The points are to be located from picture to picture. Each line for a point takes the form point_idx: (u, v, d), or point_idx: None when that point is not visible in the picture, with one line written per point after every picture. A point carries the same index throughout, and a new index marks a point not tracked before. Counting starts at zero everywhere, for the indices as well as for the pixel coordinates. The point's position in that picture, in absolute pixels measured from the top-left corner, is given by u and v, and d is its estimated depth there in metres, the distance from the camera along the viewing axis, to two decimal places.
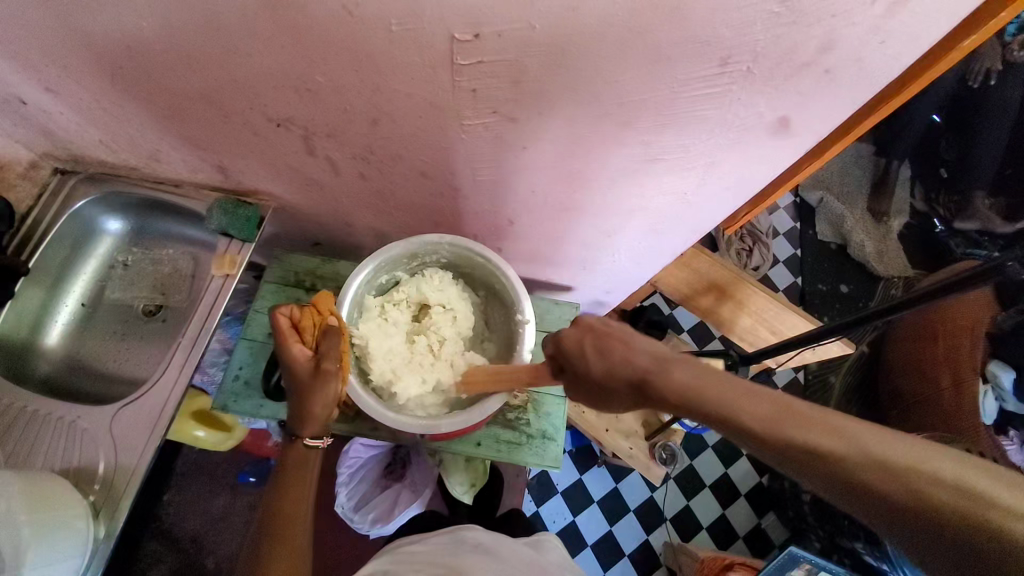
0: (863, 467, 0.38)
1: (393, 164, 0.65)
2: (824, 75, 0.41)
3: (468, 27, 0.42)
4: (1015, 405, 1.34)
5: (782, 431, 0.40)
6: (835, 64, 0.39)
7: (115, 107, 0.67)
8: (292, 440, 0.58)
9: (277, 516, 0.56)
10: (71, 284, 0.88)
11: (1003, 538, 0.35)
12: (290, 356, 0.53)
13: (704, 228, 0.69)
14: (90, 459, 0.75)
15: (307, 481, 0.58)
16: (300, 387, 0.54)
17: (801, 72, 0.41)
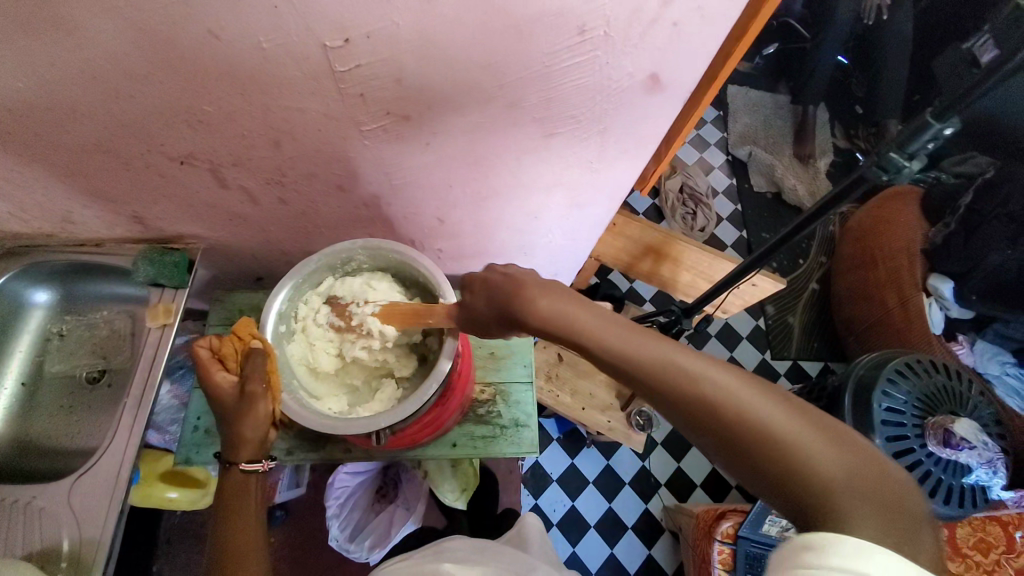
0: (731, 417, 0.40)
1: (308, 183, 0.66)
2: (674, 28, 0.44)
3: (336, 33, 0.43)
4: (960, 312, 1.33)
5: (663, 368, 0.42)
6: (680, 17, 0.42)
7: (11, 175, 0.65)
8: (230, 467, 0.60)
9: (225, 549, 0.56)
10: (6, 366, 0.85)
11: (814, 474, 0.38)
12: (214, 382, 0.59)
13: (620, 194, 0.72)
14: (53, 537, 0.72)
15: (248, 509, 0.58)
16: (230, 411, 0.58)
17: (652, 27, 0.43)
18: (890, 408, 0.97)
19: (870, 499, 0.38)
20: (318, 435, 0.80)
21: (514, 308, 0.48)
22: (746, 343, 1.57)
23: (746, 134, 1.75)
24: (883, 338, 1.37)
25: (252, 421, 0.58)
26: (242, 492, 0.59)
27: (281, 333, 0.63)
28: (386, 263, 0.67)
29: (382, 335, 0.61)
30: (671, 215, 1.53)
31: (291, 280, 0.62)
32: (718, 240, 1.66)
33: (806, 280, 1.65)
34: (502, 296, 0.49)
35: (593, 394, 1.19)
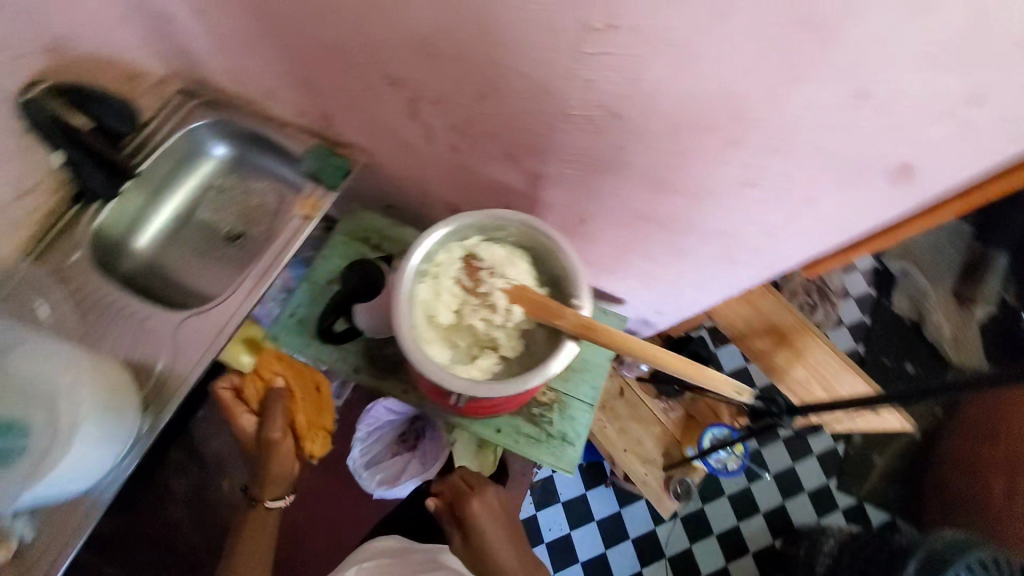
0: None
1: (486, 141, 0.68)
2: (967, 128, 0.39)
3: (604, 17, 0.43)
4: None
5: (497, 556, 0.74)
6: (980, 118, 0.38)
7: (251, 42, 0.73)
8: (257, 504, 0.89)
9: (250, 535, 0.88)
10: (169, 197, 0.95)
11: None
12: (243, 424, 0.93)
13: (780, 267, 0.67)
14: (149, 356, 0.79)
15: (263, 534, 0.89)
16: (262, 455, 0.87)
17: (939, 119, 0.39)
18: None
19: None
20: (386, 364, 0.89)
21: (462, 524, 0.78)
22: (812, 459, 1.44)
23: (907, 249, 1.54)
24: (976, 523, 1.19)
25: (275, 464, 0.87)
26: (260, 520, 0.89)
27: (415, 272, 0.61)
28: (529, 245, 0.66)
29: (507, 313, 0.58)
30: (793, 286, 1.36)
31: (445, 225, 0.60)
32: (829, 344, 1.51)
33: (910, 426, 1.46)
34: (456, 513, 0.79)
35: (641, 441, 1.14)
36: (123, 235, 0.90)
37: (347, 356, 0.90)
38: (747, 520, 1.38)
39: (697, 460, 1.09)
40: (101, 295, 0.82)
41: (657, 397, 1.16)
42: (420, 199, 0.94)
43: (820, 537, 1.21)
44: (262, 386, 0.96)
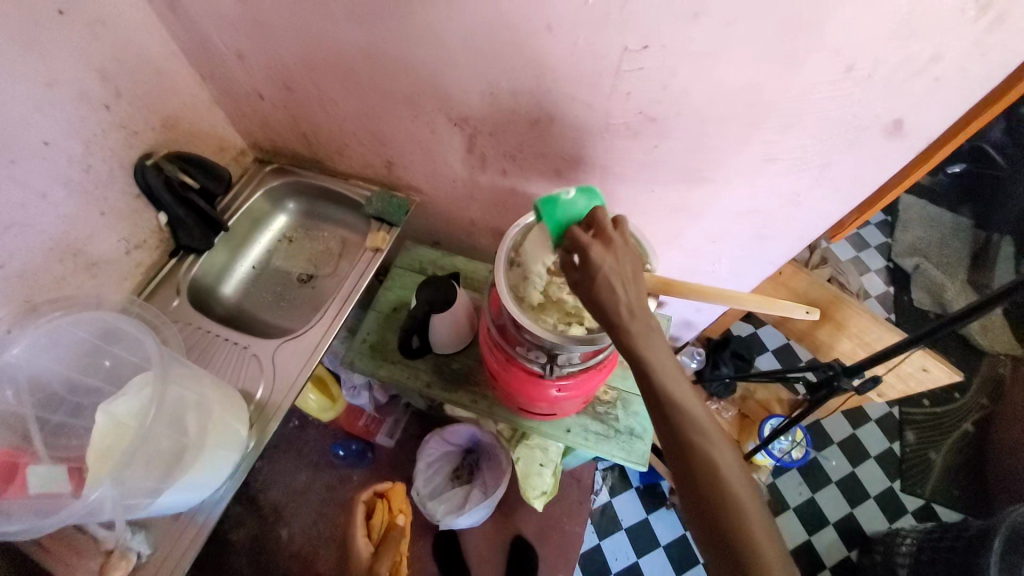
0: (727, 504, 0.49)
1: (536, 160, 0.79)
2: (895, 134, 0.57)
3: (640, 40, 0.56)
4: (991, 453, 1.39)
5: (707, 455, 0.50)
6: (907, 126, 0.56)
7: (326, 107, 0.88)
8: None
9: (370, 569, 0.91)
10: (248, 250, 1.06)
11: (718, 495, 0.49)
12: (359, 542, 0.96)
13: (811, 234, 0.76)
14: (251, 384, 0.86)
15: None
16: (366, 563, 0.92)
17: (883, 126, 0.56)
18: None
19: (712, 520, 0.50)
20: (456, 378, 0.96)
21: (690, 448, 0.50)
22: (872, 464, 1.49)
23: (915, 247, 1.77)
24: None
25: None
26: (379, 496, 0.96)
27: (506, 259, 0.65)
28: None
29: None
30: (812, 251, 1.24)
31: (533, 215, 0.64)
32: (796, 355, 1.36)
33: None
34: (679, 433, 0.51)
35: None
36: (212, 284, 1.00)
37: (421, 373, 0.97)
38: (818, 532, 1.39)
39: (759, 454, 1.09)
40: (204, 330, 0.91)
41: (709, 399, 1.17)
42: (467, 233, 1.07)
43: (896, 538, 1.25)
44: (386, 521, 1.00)
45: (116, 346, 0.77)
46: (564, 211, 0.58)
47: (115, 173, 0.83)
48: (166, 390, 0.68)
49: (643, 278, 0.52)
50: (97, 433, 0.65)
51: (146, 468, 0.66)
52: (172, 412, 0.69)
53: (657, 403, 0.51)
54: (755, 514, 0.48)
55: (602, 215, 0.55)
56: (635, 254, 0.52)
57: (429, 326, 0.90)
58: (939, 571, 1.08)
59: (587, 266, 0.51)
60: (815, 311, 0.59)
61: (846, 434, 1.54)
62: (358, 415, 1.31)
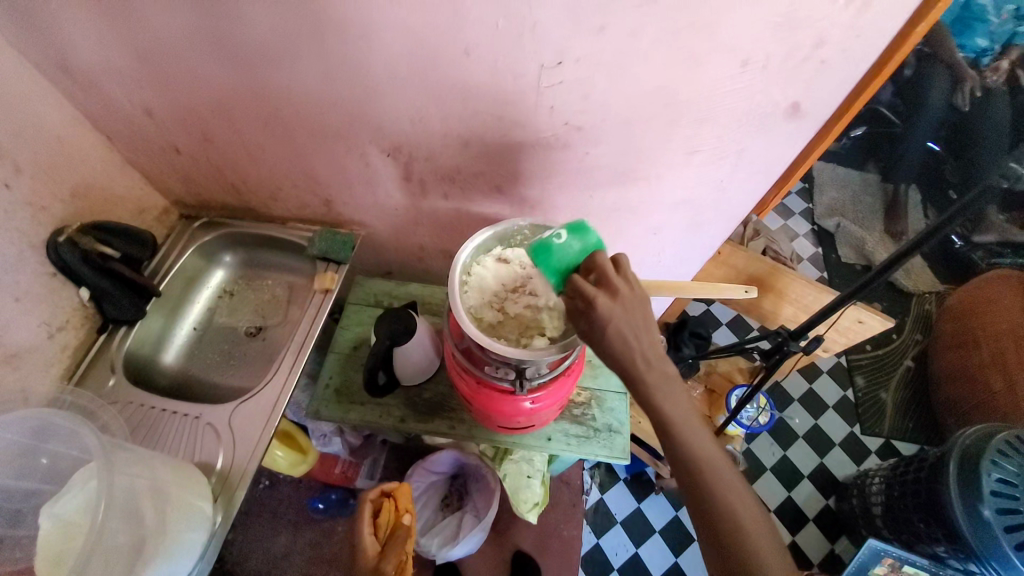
0: (738, 527, 0.51)
1: (475, 180, 0.80)
2: (797, 115, 0.62)
3: (555, 56, 0.58)
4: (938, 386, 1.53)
5: (716, 480, 0.53)
6: (806, 107, 0.61)
7: (251, 154, 0.84)
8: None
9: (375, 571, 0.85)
10: (186, 312, 1.00)
11: (727, 518, 0.52)
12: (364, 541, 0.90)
13: (740, 214, 0.81)
14: (209, 455, 0.80)
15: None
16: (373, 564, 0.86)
17: (786, 109, 0.61)
18: (1002, 480, 0.95)
19: (725, 546, 0.52)
20: (429, 408, 0.94)
21: (698, 471, 0.53)
22: (833, 413, 1.59)
23: (834, 208, 1.92)
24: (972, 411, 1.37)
25: None
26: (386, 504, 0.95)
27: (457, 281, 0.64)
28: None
29: (548, 296, 0.64)
30: (746, 227, 1.32)
31: (481, 234, 0.65)
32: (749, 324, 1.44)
33: (900, 356, 1.67)
34: (687, 457, 0.53)
35: None
36: (149, 355, 0.93)
37: (392, 409, 0.94)
38: (797, 487, 1.46)
39: (731, 426, 1.14)
40: (148, 406, 0.84)
41: None
42: (417, 259, 1.05)
43: (865, 480, 1.34)
44: (394, 520, 0.94)
45: (51, 442, 0.70)
46: (561, 258, 0.57)
47: (23, 254, 0.76)
48: (114, 482, 0.63)
49: (651, 321, 0.53)
50: (48, 541, 0.60)
51: (105, 570, 0.60)
52: (125, 502, 0.63)
53: (666, 429, 0.53)
54: (764, 534, 0.51)
55: (604, 262, 0.56)
56: (642, 299, 0.54)
57: (393, 360, 0.89)
58: (908, 503, 1.17)
59: (597, 319, 0.52)
60: (753, 289, 0.64)
61: (804, 390, 1.63)
62: (334, 463, 1.26)
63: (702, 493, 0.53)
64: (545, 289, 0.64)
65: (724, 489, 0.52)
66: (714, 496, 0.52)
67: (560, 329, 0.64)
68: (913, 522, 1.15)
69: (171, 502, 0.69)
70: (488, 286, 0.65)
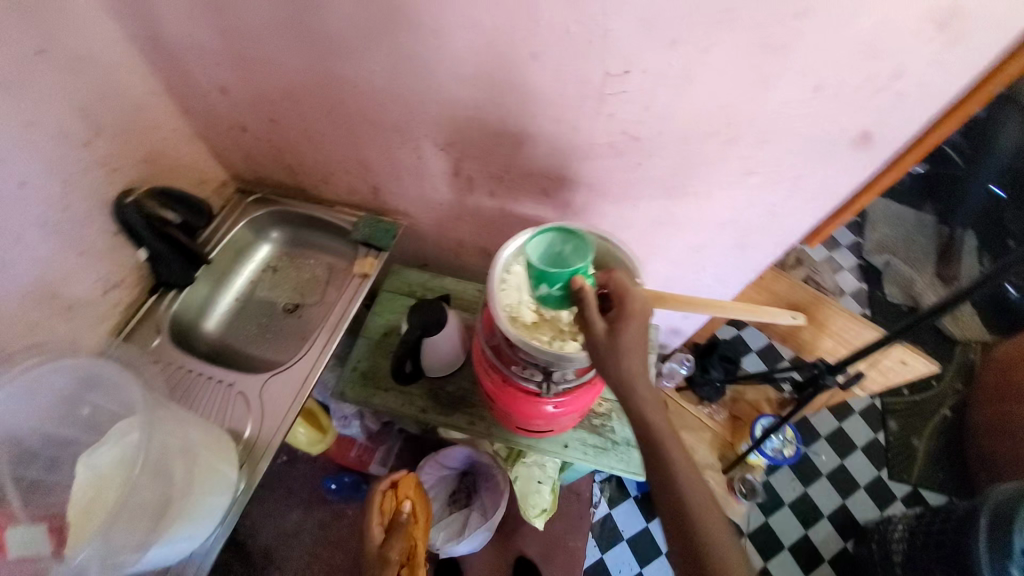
0: None
1: (524, 181, 0.81)
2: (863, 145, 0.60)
3: (621, 66, 0.58)
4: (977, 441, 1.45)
5: (711, 534, 0.51)
6: (873, 138, 0.59)
7: (310, 137, 0.88)
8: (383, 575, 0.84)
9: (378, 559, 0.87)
10: (231, 282, 1.04)
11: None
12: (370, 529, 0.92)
13: (788, 243, 0.79)
14: (239, 423, 0.84)
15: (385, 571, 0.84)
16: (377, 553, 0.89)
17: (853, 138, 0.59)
18: None
19: None
20: (452, 401, 0.95)
21: (691, 517, 0.52)
22: (859, 456, 1.53)
23: (881, 244, 1.85)
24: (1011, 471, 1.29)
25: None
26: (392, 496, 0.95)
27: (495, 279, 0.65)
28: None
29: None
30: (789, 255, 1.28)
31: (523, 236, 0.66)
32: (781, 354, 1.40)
33: (937, 404, 1.60)
34: (683, 500, 0.52)
35: (696, 449, 1.16)
36: (193, 320, 0.98)
37: (414, 399, 0.96)
38: (814, 528, 1.41)
39: (754, 455, 1.11)
40: (188, 369, 0.88)
41: (699, 404, 1.20)
42: (454, 253, 1.07)
43: (887, 529, 1.28)
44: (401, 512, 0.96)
45: (100, 392, 0.74)
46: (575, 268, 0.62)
47: (93, 212, 0.81)
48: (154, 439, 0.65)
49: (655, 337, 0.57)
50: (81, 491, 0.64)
51: (131, 524, 0.62)
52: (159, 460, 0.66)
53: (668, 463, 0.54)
54: None
55: (619, 278, 0.61)
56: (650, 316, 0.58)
57: (421, 350, 0.91)
58: (931, 558, 1.11)
59: (616, 332, 0.56)
60: (798, 315, 0.63)
61: (831, 428, 1.57)
62: (349, 445, 1.29)
63: (690, 542, 0.51)
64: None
65: (716, 546, 0.50)
66: (703, 550, 0.50)
67: None
68: None
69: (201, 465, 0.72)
70: (525, 287, 0.65)
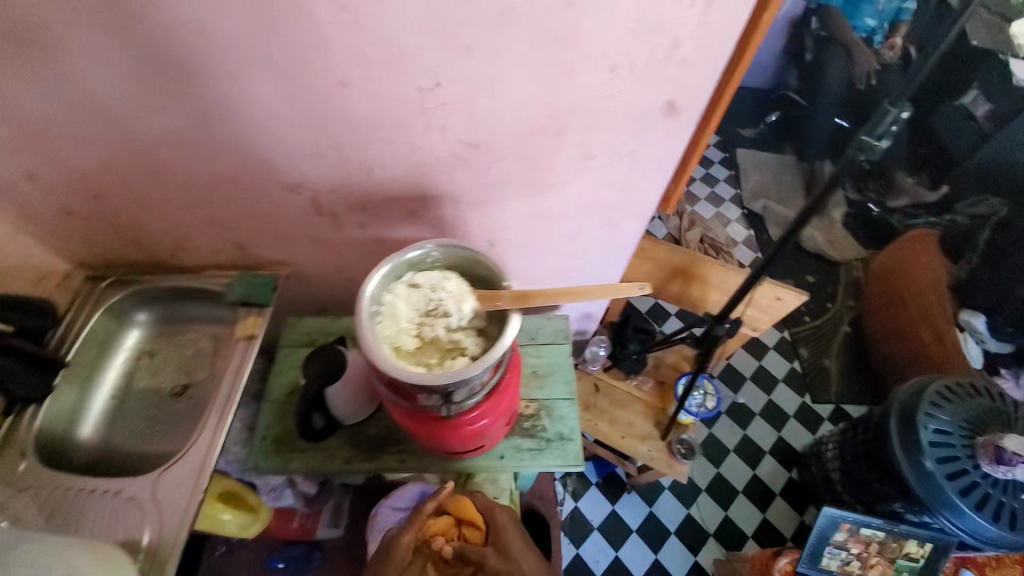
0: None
1: (388, 206, 0.79)
2: (674, 113, 0.64)
3: (430, 78, 0.59)
4: (878, 345, 1.61)
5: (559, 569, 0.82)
6: (679, 105, 0.63)
7: (149, 205, 0.81)
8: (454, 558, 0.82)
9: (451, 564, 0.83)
10: (102, 379, 0.94)
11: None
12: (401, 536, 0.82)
13: (648, 213, 0.83)
14: (134, 531, 0.73)
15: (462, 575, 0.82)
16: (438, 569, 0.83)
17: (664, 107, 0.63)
18: (938, 431, 1.03)
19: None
20: (375, 444, 0.91)
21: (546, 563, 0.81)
22: (785, 387, 1.64)
23: (759, 191, 2.02)
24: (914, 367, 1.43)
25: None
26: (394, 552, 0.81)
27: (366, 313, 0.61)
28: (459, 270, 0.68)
29: (461, 312, 0.61)
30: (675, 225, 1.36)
31: (386, 261, 0.63)
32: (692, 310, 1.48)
33: (837, 323, 1.76)
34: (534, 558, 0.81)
35: (633, 422, 1.18)
36: (64, 431, 0.86)
37: (336, 451, 0.90)
38: (761, 464, 1.50)
39: (683, 414, 1.14)
40: (64, 487, 0.76)
41: (627, 379, 1.24)
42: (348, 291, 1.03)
43: (822, 448, 1.38)
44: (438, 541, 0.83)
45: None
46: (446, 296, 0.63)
47: None
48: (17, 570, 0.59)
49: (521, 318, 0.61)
50: None
51: None
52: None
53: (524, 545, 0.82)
54: None
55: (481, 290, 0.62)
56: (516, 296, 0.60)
57: (326, 399, 0.87)
58: (862, 465, 1.20)
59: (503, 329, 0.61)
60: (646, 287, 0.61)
61: (756, 368, 1.68)
62: (291, 515, 1.18)
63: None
64: (458, 305, 0.61)
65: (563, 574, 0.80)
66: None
67: (480, 347, 0.63)
68: (869, 482, 1.18)
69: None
70: (398, 314, 0.62)
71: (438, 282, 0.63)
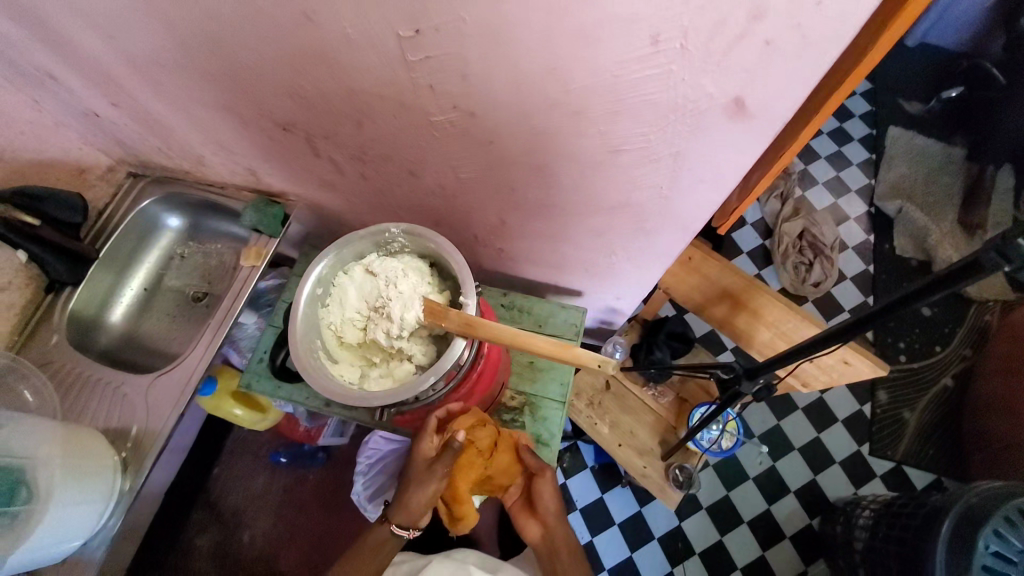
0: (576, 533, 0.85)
1: (384, 163, 0.69)
2: (740, 115, 0.45)
3: (409, 24, 0.44)
4: (980, 413, 1.30)
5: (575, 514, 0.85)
6: (751, 105, 0.43)
7: (160, 118, 0.78)
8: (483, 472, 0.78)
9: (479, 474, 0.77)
10: (137, 271, 1.00)
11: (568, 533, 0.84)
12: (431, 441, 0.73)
13: (693, 226, 0.65)
14: (127, 421, 0.82)
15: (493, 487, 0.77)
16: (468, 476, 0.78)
17: (729, 103, 0.44)
18: (998, 554, 0.81)
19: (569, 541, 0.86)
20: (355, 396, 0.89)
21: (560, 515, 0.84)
22: (840, 428, 1.41)
23: (898, 188, 1.58)
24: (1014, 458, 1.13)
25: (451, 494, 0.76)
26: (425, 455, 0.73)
27: (317, 295, 0.62)
28: (431, 262, 0.63)
29: (401, 320, 0.56)
30: None
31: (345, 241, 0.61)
32: None
33: (940, 372, 1.43)
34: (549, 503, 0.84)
35: (634, 433, 1.08)
36: (96, 315, 0.95)
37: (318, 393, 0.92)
38: (779, 501, 1.34)
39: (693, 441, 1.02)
40: (80, 371, 0.86)
41: (644, 385, 1.12)
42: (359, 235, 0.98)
43: (855, 509, 1.19)
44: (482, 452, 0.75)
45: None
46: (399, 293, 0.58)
47: None
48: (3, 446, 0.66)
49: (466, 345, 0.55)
50: None
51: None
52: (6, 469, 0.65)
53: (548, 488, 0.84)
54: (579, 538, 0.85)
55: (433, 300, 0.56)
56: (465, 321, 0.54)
57: None
58: (890, 550, 1.01)
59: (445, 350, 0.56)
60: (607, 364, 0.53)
61: (812, 399, 1.44)
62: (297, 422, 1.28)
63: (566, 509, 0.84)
64: (399, 311, 0.56)
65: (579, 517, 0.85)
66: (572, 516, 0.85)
67: (422, 357, 0.59)
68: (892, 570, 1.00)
69: (75, 461, 0.70)
70: (348, 302, 0.61)
71: (393, 277, 0.59)
